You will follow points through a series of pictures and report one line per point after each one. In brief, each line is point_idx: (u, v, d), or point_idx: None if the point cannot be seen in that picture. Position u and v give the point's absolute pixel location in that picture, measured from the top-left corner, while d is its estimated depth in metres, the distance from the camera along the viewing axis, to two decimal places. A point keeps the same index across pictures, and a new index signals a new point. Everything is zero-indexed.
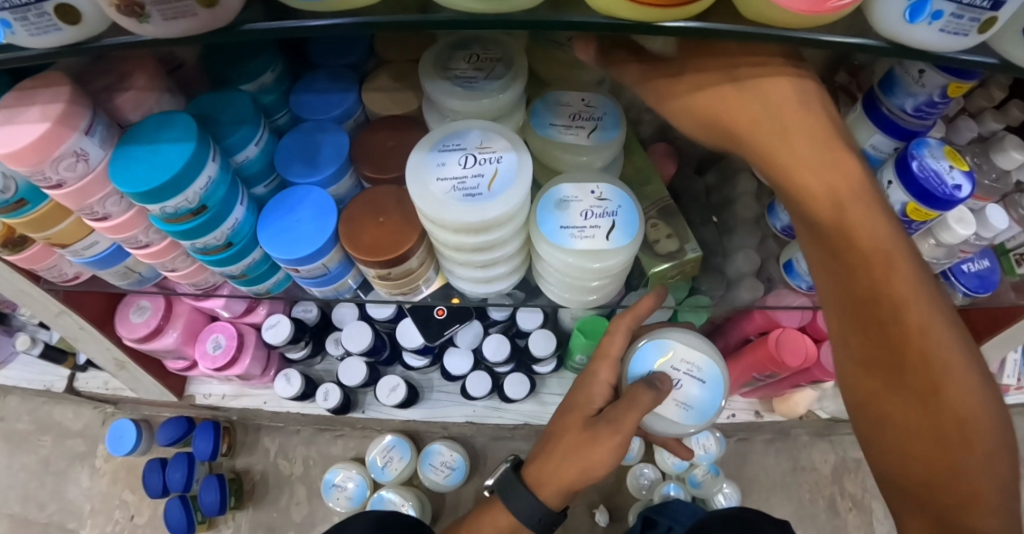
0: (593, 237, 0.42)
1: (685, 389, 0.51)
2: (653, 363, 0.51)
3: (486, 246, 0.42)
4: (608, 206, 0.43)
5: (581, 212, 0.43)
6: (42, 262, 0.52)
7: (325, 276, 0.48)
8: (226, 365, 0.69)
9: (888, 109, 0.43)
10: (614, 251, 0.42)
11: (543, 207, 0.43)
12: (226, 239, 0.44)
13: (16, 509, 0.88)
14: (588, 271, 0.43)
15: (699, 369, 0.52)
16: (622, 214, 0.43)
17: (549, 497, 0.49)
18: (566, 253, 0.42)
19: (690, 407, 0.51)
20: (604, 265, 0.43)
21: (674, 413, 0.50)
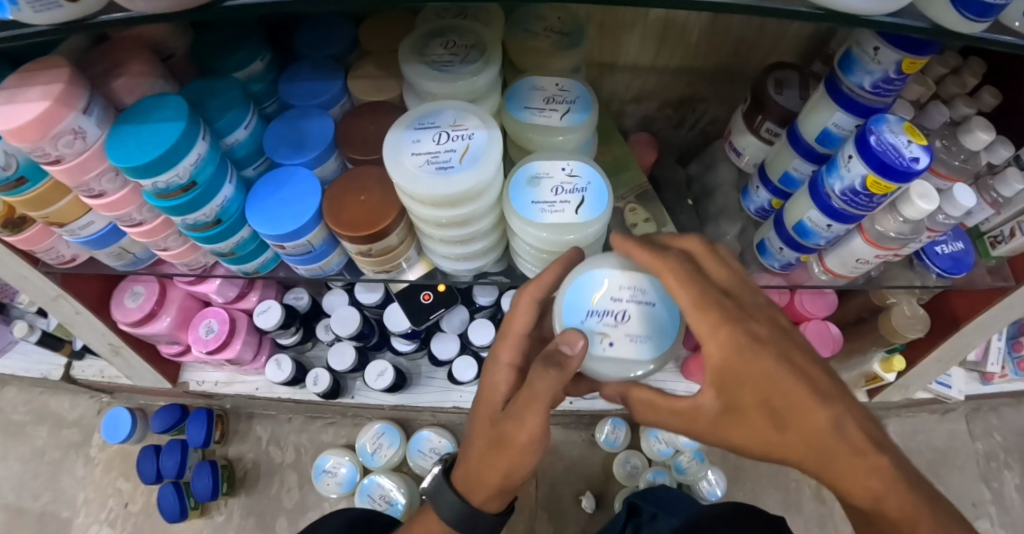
0: (562, 212, 0.44)
1: (633, 323, 0.42)
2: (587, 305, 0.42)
3: (461, 220, 0.44)
4: (578, 183, 0.45)
5: (552, 188, 0.45)
6: (40, 243, 0.54)
7: (310, 253, 0.50)
8: (218, 348, 0.71)
9: (848, 87, 0.48)
10: (583, 224, 0.44)
11: (515, 183, 0.45)
12: (215, 216, 0.46)
13: (10, 499, 0.89)
14: (560, 245, 0.45)
15: (646, 291, 0.42)
16: (591, 190, 0.45)
17: (482, 503, 0.47)
18: (538, 228, 0.44)
19: (643, 340, 0.42)
20: (574, 239, 0.45)
21: (623, 352, 0.42)
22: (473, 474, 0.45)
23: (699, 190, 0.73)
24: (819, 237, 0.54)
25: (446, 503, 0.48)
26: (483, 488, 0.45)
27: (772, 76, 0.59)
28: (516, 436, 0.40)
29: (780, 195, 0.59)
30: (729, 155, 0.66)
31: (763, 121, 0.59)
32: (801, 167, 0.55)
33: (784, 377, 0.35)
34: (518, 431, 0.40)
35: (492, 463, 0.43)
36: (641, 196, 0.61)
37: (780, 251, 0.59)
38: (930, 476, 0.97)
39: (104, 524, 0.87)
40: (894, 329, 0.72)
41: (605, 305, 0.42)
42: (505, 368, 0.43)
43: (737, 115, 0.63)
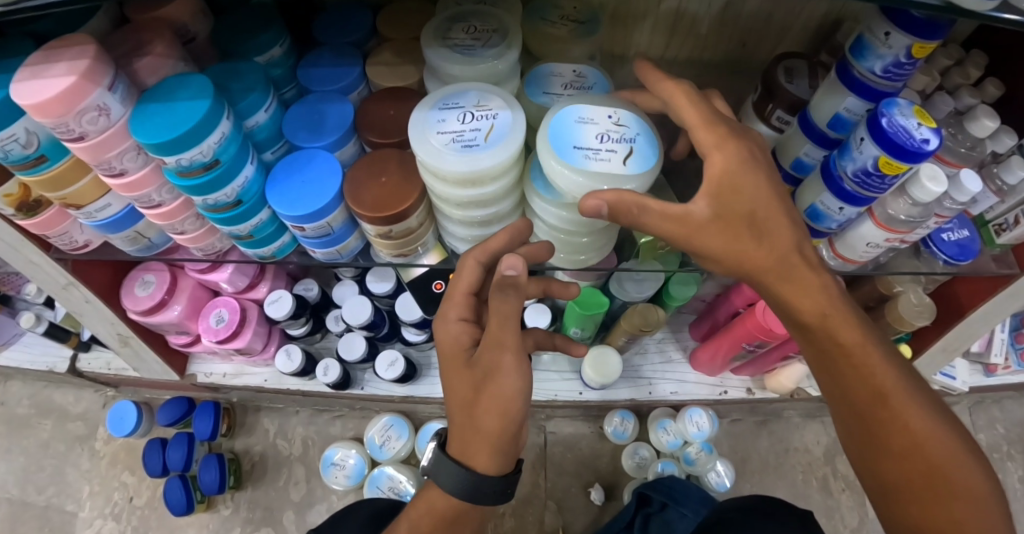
0: (609, 159, 0.43)
1: (605, 124, 0.44)
2: (620, 156, 0.43)
3: (483, 199, 0.44)
4: (626, 134, 0.44)
5: (597, 134, 0.43)
6: (54, 227, 0.54)
7: (329, 236, 0.50)
8: (229, 338, 0.70)
9: (859, 72, 0.50)
10: (628, 175, 0.42)
11: (559, 125, 0.43)
12: (236, 197, 0.46)
13: (14, 493, 0.88)
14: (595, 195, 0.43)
15: (586, 140, 0.43)
16: (640, 143, 0.44)
17: (487, 466, 0.43)
18: (579, 171, 0.42)
19: (612, 117, 0.45)
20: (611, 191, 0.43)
21: (597, 113, 0.44)
22: (472, 437, 0.42)
23: None
24: (831, 221, 0.55)
25: (448, 476, 0.44)
26: (481, 443, 0.42)
27: (782, 65, 0.61)
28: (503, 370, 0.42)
29: (791, 181, 0.60)
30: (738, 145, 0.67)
31: (774, 109, 0.60)
32: (812, 152, 0.57)
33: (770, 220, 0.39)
34: (501, 356, 0.42)
35: (481, 405, 0.42)
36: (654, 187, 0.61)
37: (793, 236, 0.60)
38: None
39: (108, 518, 0.86)
40: (901, 317, 0.74)
41: (603, 150, 0.43)
42: (455, 324, 0.46)
43: (748, 105, 0.64)
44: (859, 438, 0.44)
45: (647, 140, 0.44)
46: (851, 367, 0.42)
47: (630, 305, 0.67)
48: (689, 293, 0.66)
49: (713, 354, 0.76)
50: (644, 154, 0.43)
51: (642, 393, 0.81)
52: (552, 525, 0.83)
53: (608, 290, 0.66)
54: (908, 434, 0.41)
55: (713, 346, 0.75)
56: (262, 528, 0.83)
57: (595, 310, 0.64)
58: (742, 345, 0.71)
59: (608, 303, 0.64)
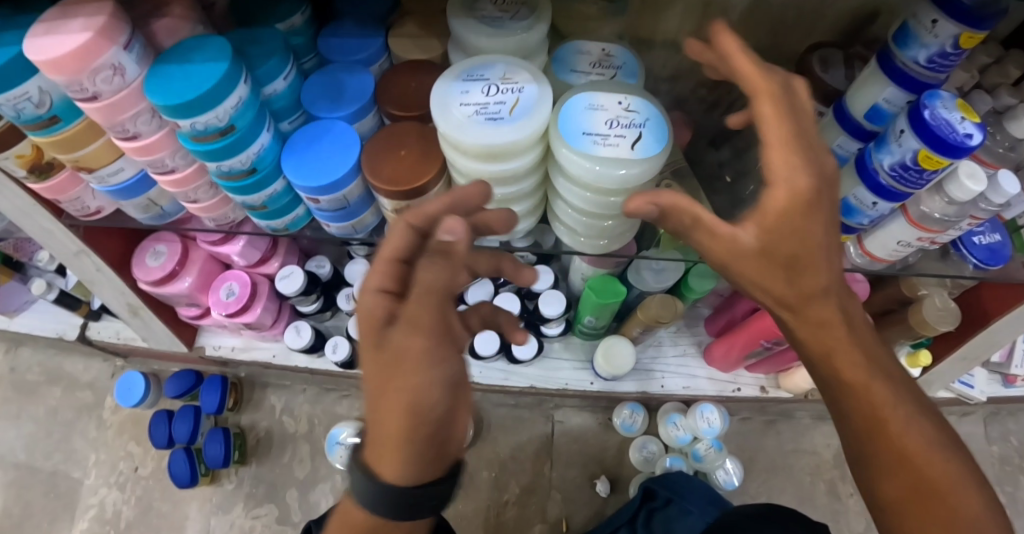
0: (616, 146, 0.40)
1: (614, 112, 0.41)
2: (631, 145, 0.40)
3: (503, 177, 0.43)
4: (635, 118, 0.41)
5: (606, 120, 0.40)
6: (67, 192, 0.53)
7: (344, 209, 0.48)
8: (238, 311, 0.70)
9: (902, 62, 0.48)
10: (639, 161, 0.40)
11: (567, 111, 0.41)
12: (250, 164, 0.45)
13: (21, 458, 0.89)
14: (606, 183, 0.40)
15: (595, 128, 0.40)
16: (650, 127, 0.41)
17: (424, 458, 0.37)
18: (590, 160, 0.39)
19: (623, 104, 0.42)
20: (622, 180, 0.40)
21: (606, 100, 0.41)
22: None
23: None
24: (862, 216, 0.53)
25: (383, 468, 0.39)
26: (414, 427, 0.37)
27: (817, 55, 0.59)
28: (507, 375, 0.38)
29: None
30: (767, 136, 0.65)
31: (806, 99, 0.59)
32: (845, 144, 0.54)
33: (823, 251, 0.34)
34: None
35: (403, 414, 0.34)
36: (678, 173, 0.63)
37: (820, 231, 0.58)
38: None
39: (113, 487, 0.86)
40: (924, 321, 0.71)
41: (613, 138, 0.40)
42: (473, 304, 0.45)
43: (777, 94, 0.62)
44: (855, 444, 0.40)
45: (663, 125, 0.41)
46: (836, 363, 0.39)
47: (648, 296, 0.66)
48: (706, 288, 0.65)
49: (729, 351, 0.75)
50: (657, 143, 0.40)
51: (654, 386, 0.80)
52: (555, 515, 0.82)
53: (626, 279, 0.65)
54: (899, 449, 0.37)
55: (729, 341, 0.74)
56: (265, 503, 0.84)
57: (610, 298, 0.62)
58: (761, 342, 0.69)
59: (626, 293, 0.62)
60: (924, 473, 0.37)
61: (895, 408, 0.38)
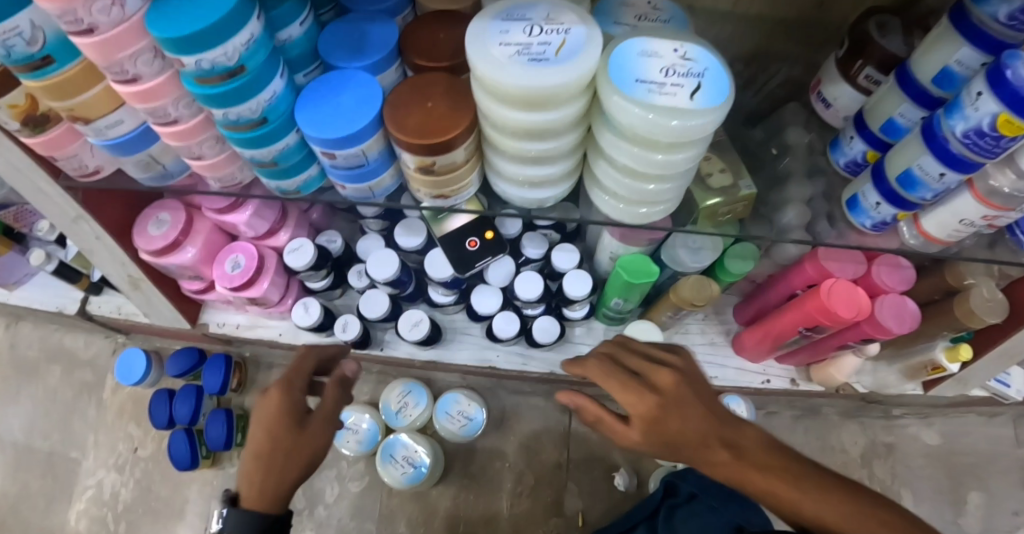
0: (674, 95, 0.36)
1: (670, 60, 0.37)
2: (690, 94, 0.36)
3: (543, 128, 0.39)
4: (693, 67, 0.37)
5: (662, 68, 0.36)
6: (62, 149, 0.49)
7: (361, 168, 0.44)
8: (243, 286, 0.66)
9: (977, 18, 0.43)
10: (698, 111, 0.36)
11: (618, 57, 0.37)
12: (261, 113, 0.41)
13: (18, 437, 0.85)
14: (661, 134, 0.37)
15: (649, 76, 0.36)
16: (709, 77, 0.37)
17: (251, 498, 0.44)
18: (645, 108, 0.36)
19: (680, 52, 0.37)
20: (679, 132, 0.36)
21: (661, 47, 0.37)
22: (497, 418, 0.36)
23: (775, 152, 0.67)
24: (926, 190, 0.49)
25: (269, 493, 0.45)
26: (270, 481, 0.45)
27: (873, 20, 0.55)
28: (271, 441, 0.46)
29: (878, 145, 0.55)
30: (815, 108, 0.62)
31: (862, 67, 0.55)
32: (909, 113, 0.50)
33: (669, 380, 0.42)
34: None
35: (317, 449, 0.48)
36: (716, 147, 0.59)
37: (876, 207, 0.54)
38: (972, 480, 0.91)
39: (112, 469, 0.83)
40: (971, 313, 0.67)
41: (670, 88, 0.36)
42: None
43: (830, 62, 0.58)
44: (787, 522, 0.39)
45: (724, 75, 0.37)
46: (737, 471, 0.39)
47: (682, 276, 0.62)
48: (747, 269, 0.62)
49: (762, 339, 0.71)
50: (718, 94, 0.36)
51: None
52: (571, 508, 0.78)
53: (660, 259, 0.62)
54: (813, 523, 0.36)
55: (764, 329, 0.70)
56: None
57: (642, 279, 0.59)
58: (799, 330, 0.65)
59: (659, 274, 0.58)
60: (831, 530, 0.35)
61: (808, 503, 0.36)
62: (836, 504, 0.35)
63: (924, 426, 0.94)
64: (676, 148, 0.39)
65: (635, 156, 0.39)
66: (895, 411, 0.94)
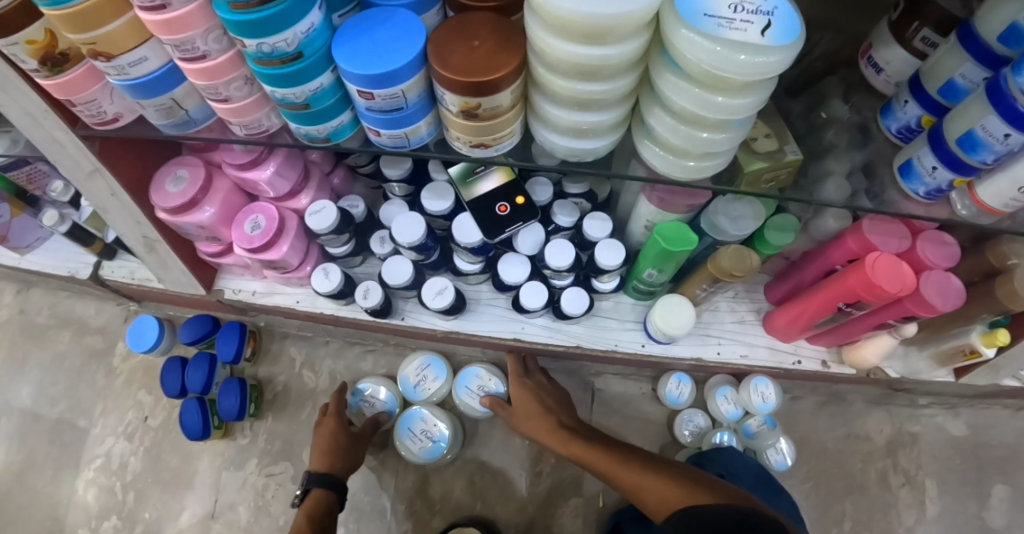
0: (743, 31, 0.33)
1: None
2: (762, 32, 0.33)
3: (600, 67, 0.36)
4: (763, 5, 0.34)
5: (731, 3, 0.34)
6: (81, 93, 0.47)
7: (399, 112, 0.42)
8: (263, 248, 0.63)
9: None
10: (770, 50, 0.33)
11: None
12: (298, 47, 0.38)
13: (27, 403, 0.84)
14: (728, 72, 0.35)
15: (718, 12, 0.33)
16: (780, 15, 0.34)
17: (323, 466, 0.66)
18: (713, 40, 0.34)
19: None
20: (747, 70, 0.34)
21: None
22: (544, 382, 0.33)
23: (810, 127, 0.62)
24: (987, 152, 0.46)
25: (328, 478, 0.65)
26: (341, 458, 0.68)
27: None
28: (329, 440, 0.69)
29: (935, 110, 0.52)
30: (864, 73, 0.59)
31: (918, 29, 0.51)
32: (971, 73, 0.47)
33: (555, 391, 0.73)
34: None
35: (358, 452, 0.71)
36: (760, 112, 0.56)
37: (932, 172, 0.52)
38: (997, 473, 0.87)
39: (121, 437, 0.81)
40: (1013, 293, 0.63)
41: (739, 25, 0.33)
42: None
43: (883, 26, 0.55)
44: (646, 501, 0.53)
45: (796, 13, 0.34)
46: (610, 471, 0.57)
47: (721, 245, 0.60)
48: (787, 242, 0.59)
49: (796, 318, 0.69)
50: (790, 34, 0.34)
51: (710, 352, 0.74)
52: (591, 489, 0.76)
53: (698, 227, 0.59)
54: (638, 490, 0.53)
55: (799, 306, 0.67)
56: (281, 462, 0.78)
57: (680, 247, 0.56)
58: (838, 306, 0.62)
59: (699, 242, 0.55)
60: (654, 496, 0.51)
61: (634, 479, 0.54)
62: (653, 480, 0.52)
63: (951, 417, 0.90)
64: (740, 90, 0.37)
65: (697, 99, 0.37)
66: (921, 400, 0.90)
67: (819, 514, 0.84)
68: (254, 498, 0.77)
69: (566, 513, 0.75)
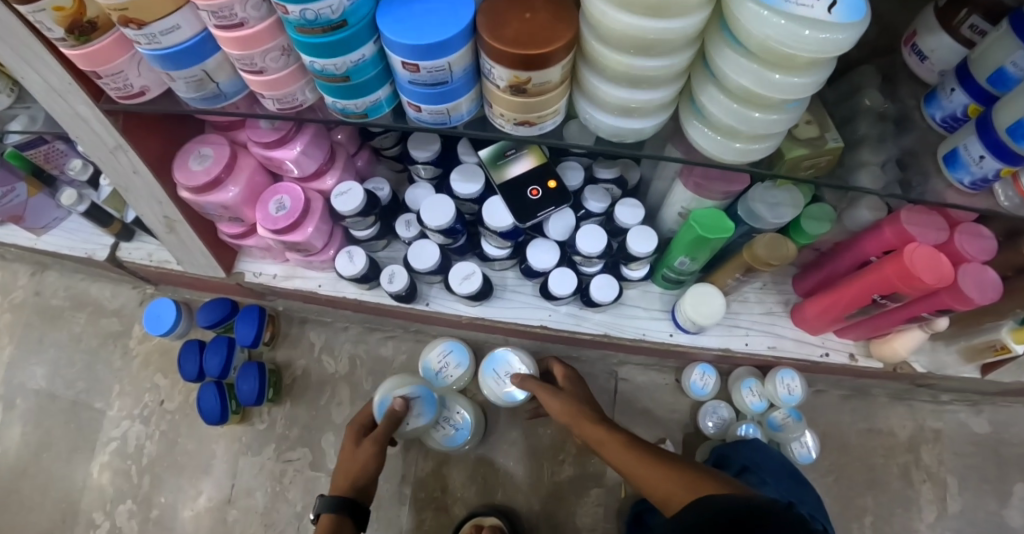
0: (810, 7, 0.30)
1: None
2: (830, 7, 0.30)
3: (654, 44, 0.34)
4: None
5: None
6: (107, 65, 0.45)
7: (444, 87, 0.40)
8: (287, 229, 0.62)
9: None
10: (838, 27, 0.30)
11: None
12: (342, 16, 0.36)
13: (42, 385, 0.83)
14: (791, 49, 0.32)
15: None
16: None
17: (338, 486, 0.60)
18: (777, 13, 0.31)
19: None
20: (812, 47, 0.32)
21: None
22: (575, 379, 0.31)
23: (844, 115, 0.60)
24: None
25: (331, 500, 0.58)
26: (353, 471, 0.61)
27: None
28: (357, 462, 0.61)
29: (982, 98, 0.49)
30: (907, 62, 0.56)
31: (967, 16, 0.49)
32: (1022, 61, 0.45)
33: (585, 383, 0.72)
34: None
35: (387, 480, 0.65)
36: None
37: (978, 161, 0.49)
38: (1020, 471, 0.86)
39: (136, 420, 0.80)
40: None
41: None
42: None
43: (927, 12, 0.53)
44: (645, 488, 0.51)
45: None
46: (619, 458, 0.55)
47: (756, 234, 0.59)
48: (822, 232, 0.58)
49: (827, 310, 0.68)
50: (861, 8, 0.30)
51: (736, 342, 0.73)
52: (614, 480, 0.75)
53: (735, 214, 0.58)
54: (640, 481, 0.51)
55: (831, 298, 0.67)
56: (298, 448, 0.77)
57: (716, 235, 0.54)
58: (872, 298, 0.61)
59: (736, 230, 0.54)
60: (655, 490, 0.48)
61: (638, 467, 0.52)
62: (657, 468, 0.50)
63: (973, 414, 0.90)
64: (801, 67, 0.34)
65: (754, 77, 0.35)
66: (944, 397, 0.90)
67: (840, 508, 0.83)
68: (271, 484, 0.76)
69: (587, 503, 0.74)
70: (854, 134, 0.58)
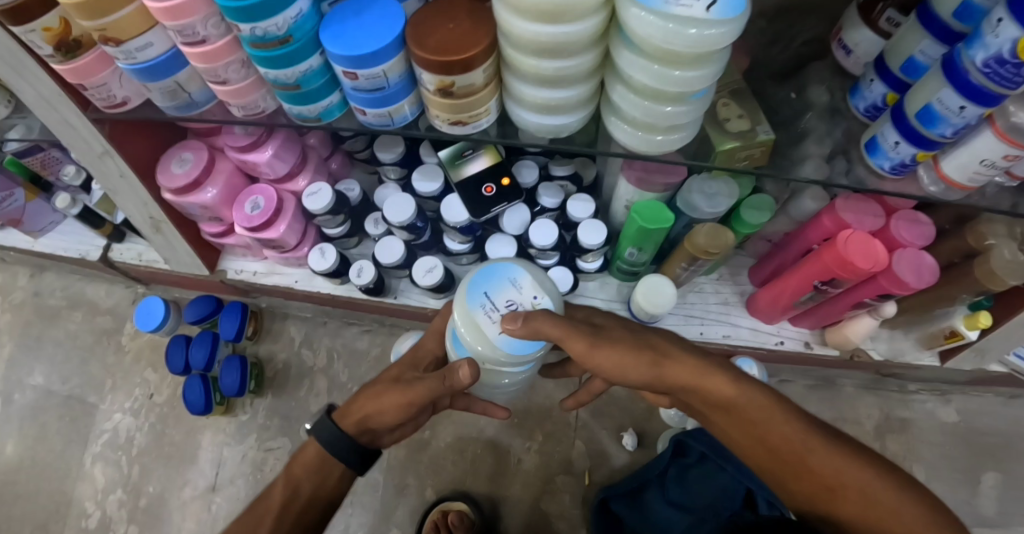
0: (689, 7, 0.33)
1: None
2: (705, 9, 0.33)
3: (560, 47, 0.38)
4: None
5: None
6: (93, 77, 0.50)
7: (383, 91, 0.45)
8: (262, 226, 0.67)
9: None
10: (712, 27, 0.34)
11: None
12: (288, 31, 0.40)
13: (39, 380, 0.88)
14: (678, 47, 0.35)
15: None
16: None
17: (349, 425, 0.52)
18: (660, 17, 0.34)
19: None
20: (696, 43, 0.35)
21: None
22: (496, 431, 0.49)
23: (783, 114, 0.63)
24: (946, 125, 0.46)
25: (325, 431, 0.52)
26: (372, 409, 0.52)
27: None
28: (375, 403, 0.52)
29: (898, 87, 0.53)
30: (836, 56, 0.60)
31: (884, 8, 0.53)
32: (929, 50, 0.48)
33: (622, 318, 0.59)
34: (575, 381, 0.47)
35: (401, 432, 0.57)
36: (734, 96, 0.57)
37: (895, 147, 0.52)
38: (989, 460, 0.88)
39: (127, 413, 0.85)
40: (991, 273, 0.63)
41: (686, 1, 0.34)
42: None
43: (852, 8, 0.57)
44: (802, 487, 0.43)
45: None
46: (757, 436, 0.46)
47: (697, 225, 0.62)
48: (761, 222, 0.61)
49: (774, 301, 0.72)
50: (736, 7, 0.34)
51: (691, 332, 0.77)
52: (580, 466, 0.79)
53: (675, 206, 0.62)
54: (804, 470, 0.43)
55: (777, 289, 0.70)
56: (279, 437, 0.81)
57: (655, 225, 0.58)
58: (813, 284, 0.64)
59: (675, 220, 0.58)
60: (843, 491, 0.41)
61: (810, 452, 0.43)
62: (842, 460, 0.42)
63: (942, 404, 0.91)
64: (694, 63, 0.38)
65: (653, 75, 0.39)
66: (912, 386, 0.92)
67: None
68: (252, 472, 0.80)
69: (554, 489, 0.78)
70: (793, 128, 0.61)
